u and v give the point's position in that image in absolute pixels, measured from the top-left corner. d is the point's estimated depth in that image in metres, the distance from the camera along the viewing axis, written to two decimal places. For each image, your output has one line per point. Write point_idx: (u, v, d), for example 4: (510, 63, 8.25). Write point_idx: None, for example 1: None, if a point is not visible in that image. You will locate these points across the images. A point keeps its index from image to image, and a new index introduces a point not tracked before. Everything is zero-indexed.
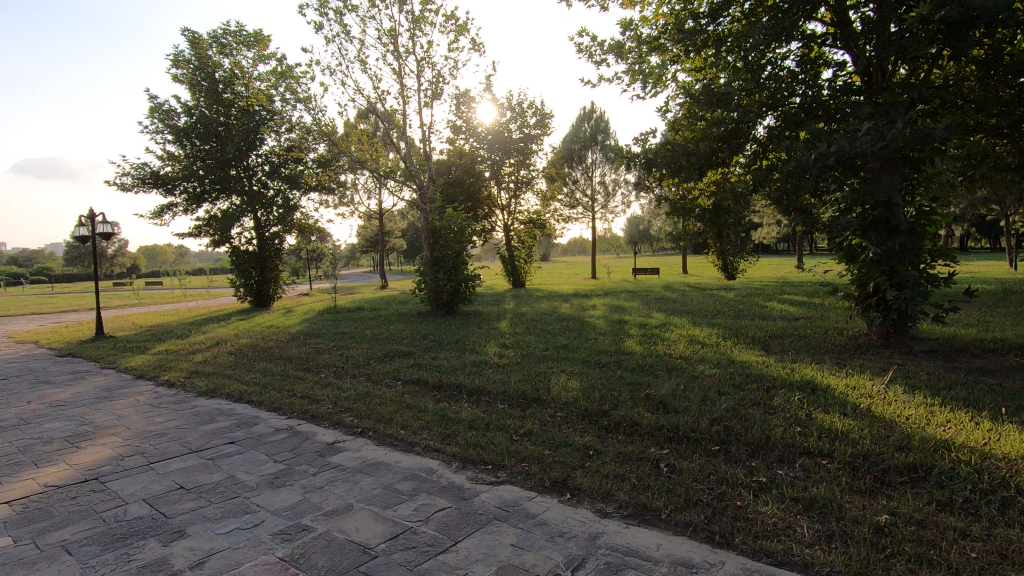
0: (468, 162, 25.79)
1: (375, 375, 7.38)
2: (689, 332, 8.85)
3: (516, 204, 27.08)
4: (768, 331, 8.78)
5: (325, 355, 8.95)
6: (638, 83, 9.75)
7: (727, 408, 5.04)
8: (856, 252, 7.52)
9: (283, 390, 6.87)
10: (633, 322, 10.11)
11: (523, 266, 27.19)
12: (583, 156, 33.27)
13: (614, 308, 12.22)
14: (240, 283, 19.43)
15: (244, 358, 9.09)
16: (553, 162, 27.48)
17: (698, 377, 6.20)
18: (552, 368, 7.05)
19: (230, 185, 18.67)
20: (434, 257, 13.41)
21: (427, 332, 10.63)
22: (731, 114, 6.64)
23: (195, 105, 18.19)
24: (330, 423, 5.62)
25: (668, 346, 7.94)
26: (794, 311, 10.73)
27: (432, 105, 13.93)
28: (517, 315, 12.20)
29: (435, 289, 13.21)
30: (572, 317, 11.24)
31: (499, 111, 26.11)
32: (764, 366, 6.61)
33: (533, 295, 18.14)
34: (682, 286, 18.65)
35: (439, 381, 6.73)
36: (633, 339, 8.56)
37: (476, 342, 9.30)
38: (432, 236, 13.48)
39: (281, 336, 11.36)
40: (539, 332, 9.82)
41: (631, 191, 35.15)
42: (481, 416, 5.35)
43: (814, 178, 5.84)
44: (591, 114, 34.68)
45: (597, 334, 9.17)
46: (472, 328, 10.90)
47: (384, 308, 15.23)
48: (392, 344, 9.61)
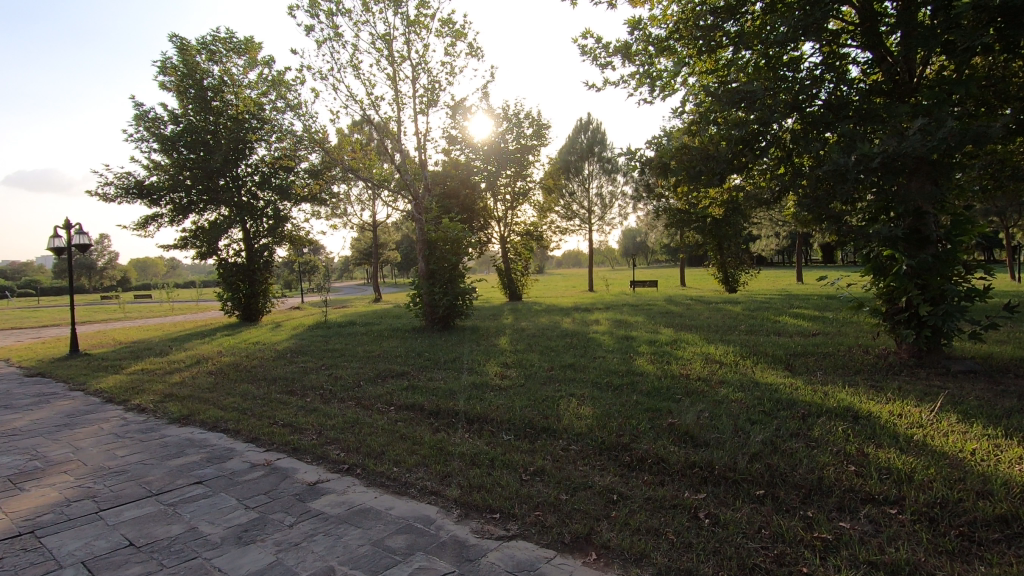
0: (464, 173, 25.32)
1: (366, 399, 6.76)
2: (704, 350, 8.28)
3: (513, 216, 26.58)
4: (787, 348, 8.22)
5: (312, 375, 8.31)
6: (646, 87, 9.29)
7: (764, 441, 4.44)
8: (886, 265, 6.99)
9: (263, 417, 6.22)
10: (641, 338, 9.54)
11: (520, 279, 26.64)
12: (580, 167, 32.91)
13: (619, 324, 11.66)
14: (227, 296, 18.74)
15: (225, 379, 8.44)
16: (550, 173, 27.07)
17: (723, 403, 5.62)
18: (559, 391, 6.46)
19: (218, 196, 18.06)
20: (430, 270, 12.83)
21: (422, 349, 10.02)
22: (755, 114, 6.12)
23: (182, 113, 17.62)
24: (313, 457, 4.98)
25: (683, 366, 7.37)
26: (810, 326, 10.19)
27: (428, 112, 13.42)
28: (517, 331, 11.62)
29: (431, 303, 12.71)
30: (575, 333, 10.67)
31: (495, 122, 25.70)
32: (793, 389, 6.03)
33: (531, 308, 17.58)
34: (684, 299, 18.13)
35: (436, 406, 6.11)
36: (644, 358, 7.98)
37: (475, 360, 8.69)
38: (428, 248, 12.91)
39: (267, 353, 10.70)
40: (541, 349, 9.23)
41: (628, 203, 34.78)
42: (484, 450, 4.74)
43: (850, 183, 5.31)
44: (587, 126, 34.40)
45: (605, 352, 8.58)
46: (470, 345, 10.30)
47: (377, 323, 14.60)
48: (385, 363, 8.99)
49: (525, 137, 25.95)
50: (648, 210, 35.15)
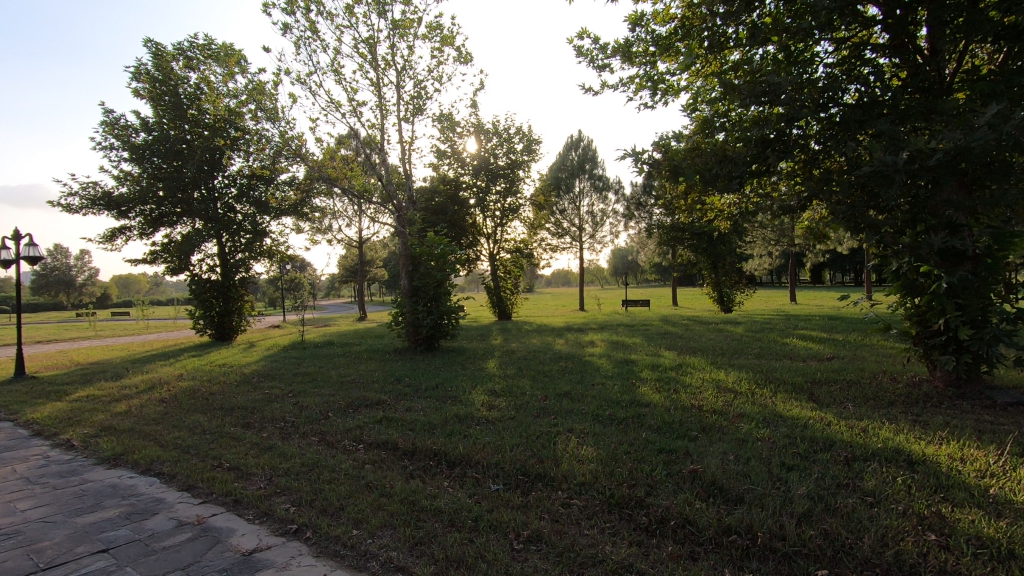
0: (452, 188, 24.64)
1: (333, 434, 5.85)
2: (714, 377, 7.47)
3: (502, 232, 25.86)
4: (804, 375, 7.45)
5: (276, 405, 7.37)
6: (646, 91, 8.63)
7: (811, 498, 3.62)
8: (918, 282, 6.25)
9: (208, 458, 5.29)
10: (642, 363, 8.73)
11: (510, 297, 25.80)
12: (571, 184, 32.41)
13: (616, 346, 10.85)
14: (200, 314, 17.66)
15: (176, 408, 7.48)
16: (541, 189, 26.47)
17: (747, 443, 4.80)
18: (556, 426, 5.61)
19: (192, 208, 17.13)
20: (414, 287, 11.97)
21: (402, 374, 9.11)
22: (780, 110, 5.39)
23: (156, 121, 16.77)
24: (257, 513, 4.07)
25: (694, 396, 6.54)
26: (822, 351, 9.44)
27: (414, 121, 12.71)
28: (507, 353, 10.76)
29: (414, 323, 11.85)
30: (570, 356, 9.83)
31: (485, 136, 25.11)
32: (825, 426, 5.22)
33: (522, 328, 16.70)
34: (681, 320, 17.33)
35: (412, 445, 5.23)
36: (648, 386, 7.16)
37: (461, 387, 7.82)
38: (411, 264, 12.06)
39: (231, 377, 9.72)
40: (533, 375, 8.37)
41: (619, 220, 34.28)
42: (467, 506, 3.86)
43: (895, 186, 4.58)
44: (578, 143, 34.04)
45: (603, 379, 7.74)
46: (456, 368, 9.43)
47: (356, 343, 13.65)
48: (360, 389, 8.09)
49: (515, 152, 25.38)
50: (639, 229, 34.67)
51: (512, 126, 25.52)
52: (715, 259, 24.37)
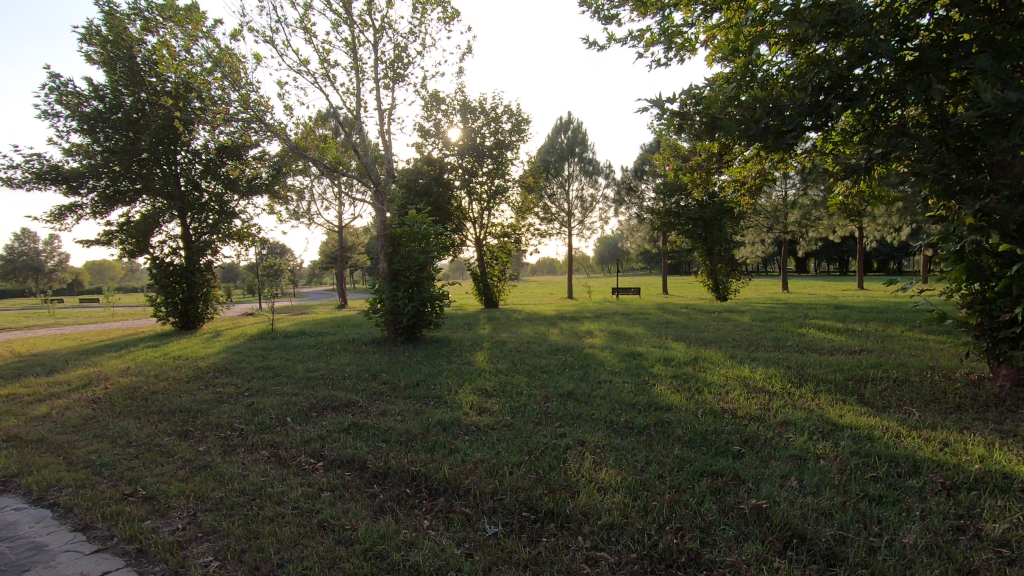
0: (437, 169, 23.41)
1: (287, 449, 4.74)
2: (739, 375, 6.47)
3: (489, 216, 24.68)
4: (840, 371, 6.50)
5: (226, 407, 6.21)
6: (659, 45, 7.54)
7: (932, 555, 2.62)
8: (989, 265, 5.28)
9: (121, 481, 4.13)
10: (651, 356, 7.74)
11: (497, 285, 24.68)
12: (560, 168, 31.32)
13: (617, 336, 9.82)
14: (161, 301, 16.26)
15: (105, 411, 6.27)
16: (530, 172, 25.34)
17: (809, 464, 3.80)
18: (563, 438, 4.56)
19: (151, 184, 15.71)
20: (393, 270, 10.80)
21: (378, 369, 7.99)
22: (851, 45, 4.26)
23: (108, 88, 15.25)
24: (166, 571, 2.95)
25: (722, 399, 5.53)
26: (847, 343, 8.52)
27: (393, 85, 11.43)
28: (497, 344, 9.69)
29: (394, 311, 10.71)
30: (568, 348, 8.79)
31: (472, 115, 23.86)
32: (895, 438, 4.24)
33: (511, 316, 15.64)
34: (679, 308, 16.39)
35: (385, 464, 4.14)
36: (664, 386, 6.14)
37: (445, 385, 6.74)
38: (391, 246, 10.90)
39: (182, 372, 8.51)
40: (529, 370, 7.31)
41: (610, 206, 33.32)
42: (457, 563, 2.79)
43: (1013, 136, 3.53)
44: (567, 125, 32.88)
45: (610, 377, 6.71)
46: (439, 362, 8.35)
47: (331, 333, 12.46)
48: (328, 388, 6.97)
49: (503, 133, 24.20)
50: (629, 215, 33.72)
51: (499, 104, 24.29)
52: (710, 246, 23.47)
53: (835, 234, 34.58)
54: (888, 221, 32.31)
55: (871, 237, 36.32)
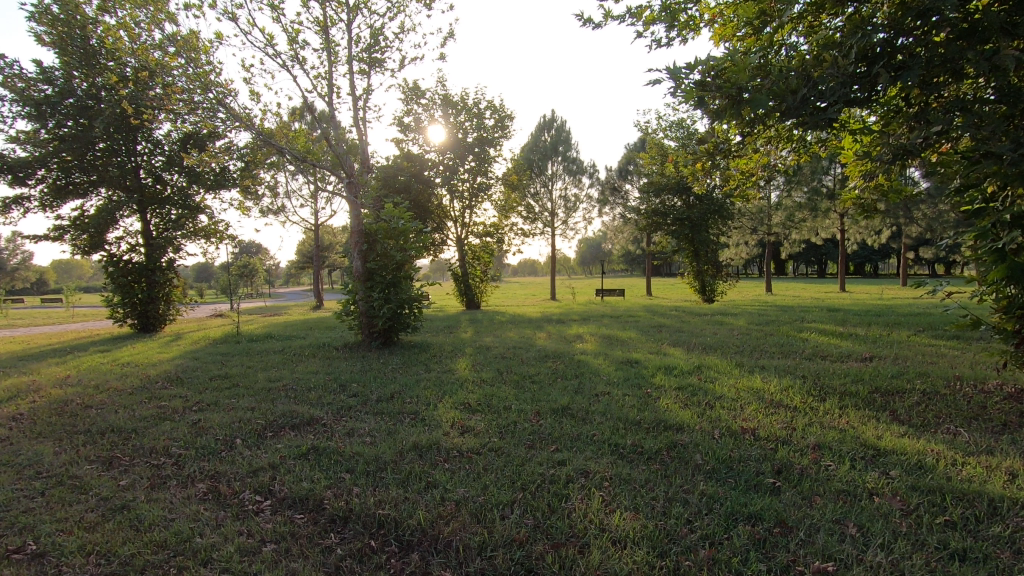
0: (417, 166, 22.55)
1: (229, 482, 3.93)
2: (750, 386, 5.83)
3: (471, 215, 23.88)
4: (859, 382, 5.90)
5: (166, 426, 5.35)
6: (660, 22, 6.88)
7: None
8: None
9: (11, 530, 3.28)
10: (649, 364, 7.08)
11: (479, 286, 23.88)
12: (544, 167, 30.69)
13: (608, 342, 9.13)
14: (118, 302, 15.11)
15: (22, 431, 5.36)
16: (513, 170, 24.65)
17: (863, 504, 3.13)
18: (563, 467, 3.84)
19: (107, 176, 14.62)
20: (368, 269, 9.97)
21: (348, 378, 7.18)
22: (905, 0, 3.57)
23: (60, 71, 14.11)
24: None
25: (739, 417, 4.85)
26: (855, 349, 7.96)
27: (369, 69, 10.56)
28: (479, 350, 8.93)
29: (368, 314, 9.89)
30: (557, 355, 8.08)
31: (454, 110, 23.07)
32: (952, 466, 3.62)
33: (494, 318, 14.89)
34: (668, 310, 15.82)
35: (346, 505, 3.37)
36: (670, 400, 5.46)
37: (423, 398, 5.98)
38: (367, 242, 10.00)
39: (126, 382, 7.57)
40: (516, 380, 6.59)
41: (594, 207, 32.80)
42: None
43: None
44: (551, 123, 32.25)
45: (607, 389, 6.02)
46: (416, 371, 7.58)
47: (299, 337, 11.56)
48: (289, 401, 6.14)
49: (485, 129, 23.49)
50: (613, 216, 33.23)
51: (482, 100, 23.56)
52: (697, 247, 23.02)
53: (816, 236, 34.59)
54: (869, 224, 32.39)
55: (853, 240, 36.48)
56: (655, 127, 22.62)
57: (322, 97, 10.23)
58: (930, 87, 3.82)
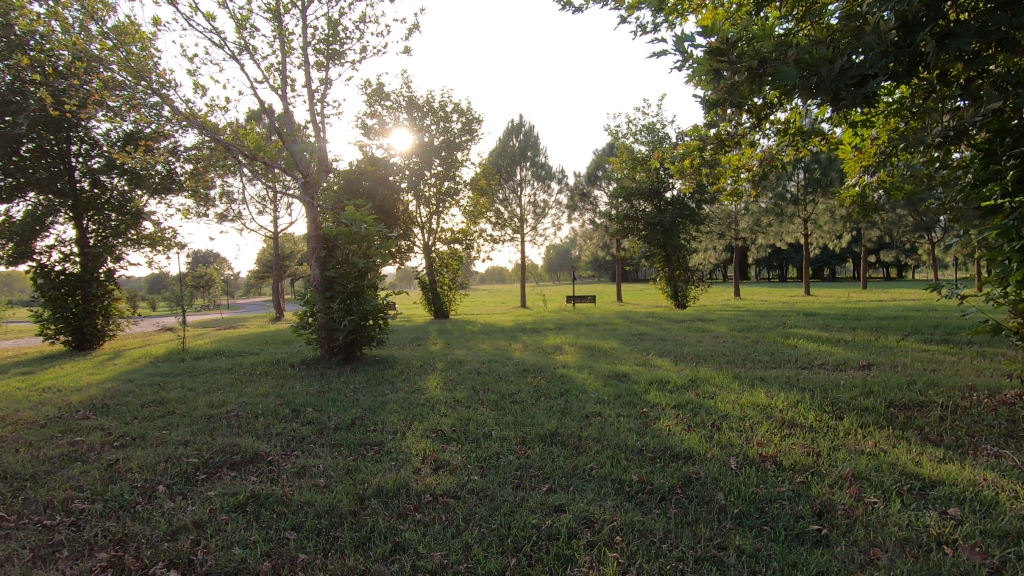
0: (381, 170, 21.63)
1: (139, 551, 3.09)
2: (755, 402, 5.27)
3: (438, 221, 23.06)
4: (870, 395, 5.41)
5: (73, 470, 4.41)
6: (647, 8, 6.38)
7: None
8: None
9: None
10: (639, 378, 6.46)
11: (447, 294, 23.03)
12: (512, 172, 30.16)
13: (591, 353, 8.48)
14: (48, 317, 13.70)
15: None
16: (481, 175, 24.00)
17: (934, 558, 2.57)
18: (562, 516, 3.15)
19: (34, 178, 13.26)
20: (327, 278, 9.08)
21: (302, 402, 6.32)
22: None
23: None
24: None
25: (754, 441, 4.27)
26: (850, 357, 7.54)
27: (327, 60, 9.62)
28: (451, 364, 8.16)
29: (328, 327, 9.00)
30: (537, 369, 7.40)
31: (420, 113, 22.31)
32: (1016, 500, 3.09)
33: (464, 329, 14.12)
34: (643, 317, 15.34)
35: None
36: (670, 422, 4.83)
37: (389, 425, 5.20)
38: (325, 249, 9.18)
39: (40, 412, 6.51)
40: (494, 400, 5.87)
41: (563, 212, 32.42)
42: None
43: None
44: (519, 128, 31.77)
45: (598, 409, 5.36)
46: (381, 391, 6.78)
47: (252, 353, 10.52)
48: (231, 433, 5.26)
49: (452, 133, 22.79)
50: (583, 222, 32.87)
51: (449, 103, 22.86)
52: (669, 252, 22.75)
53: (781, 241, 35.03)
54: (831, 228, 32.97)
55: (816, 245, 37.18)
56: (624, 132, 22.35)
57: (274, 90, 9.32)
58: (976, 61, 3.31)
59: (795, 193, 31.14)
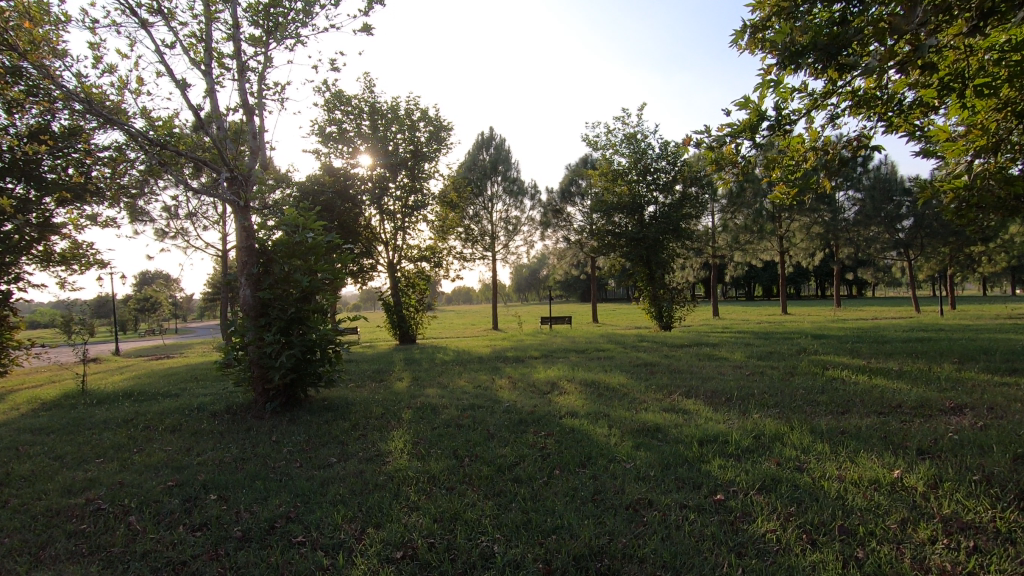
0: (340, 181, 19.69)
1: None
2: (873, 479, 3.62)
3: (403, 238, 21.11)
4: (1023, 461, 3.82)
5: None
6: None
7: None
8: None
9: None
10: (683, 436, 4.74)
11: (414, 316, 21.02)
12: (482, 187, 28.55)
13: (599, 395, 6.73)
14: None
15: None
16: (450, 187, 22.26)
17: None
18: None
19: None
20: (263, 300, 7.08)
21: (205, 483, 4.34)
22: None
23: None
24: None
25: (934, 570, 2.60)
26: (927, 396, 6.02)
27: (266, 32, 7.65)
28: (422, 411, 6.28)
29: (261, 364, 6.92)
30: (537, 421, 5.60)
31: (385, 120, 20.50)
32: None
33: (435, 359, 12.13)
34: (637, 342, 13.69)
35: None
36: (771, 522, 3.11)
37: (329, 533, 3.33)
38: (261, 264, 7.19)
39: None
40: (487, 479, 4.03)
41: (536, 229, 30.88)
42: None
43: None
44: (490, 142, 30.21)
45: (646, 495, 3.60)
46: (325, 459, 4.85)
47: (166, 397, 8.34)
48: (70, 554, 3.29)
49: (419, 142, 21.07)
50: (556, 240, 31.36)
51: (415, 110, 21.15)
52: (652, 270, 21.37)
53: (757, 259, 34.35)
54: (806, 245, 32.45)
55: (790, 262, 36.72)
56: (604, 143, 21.00)
57: (194, 64, 7.33)
58: None
59: (772, 210, 30.55)
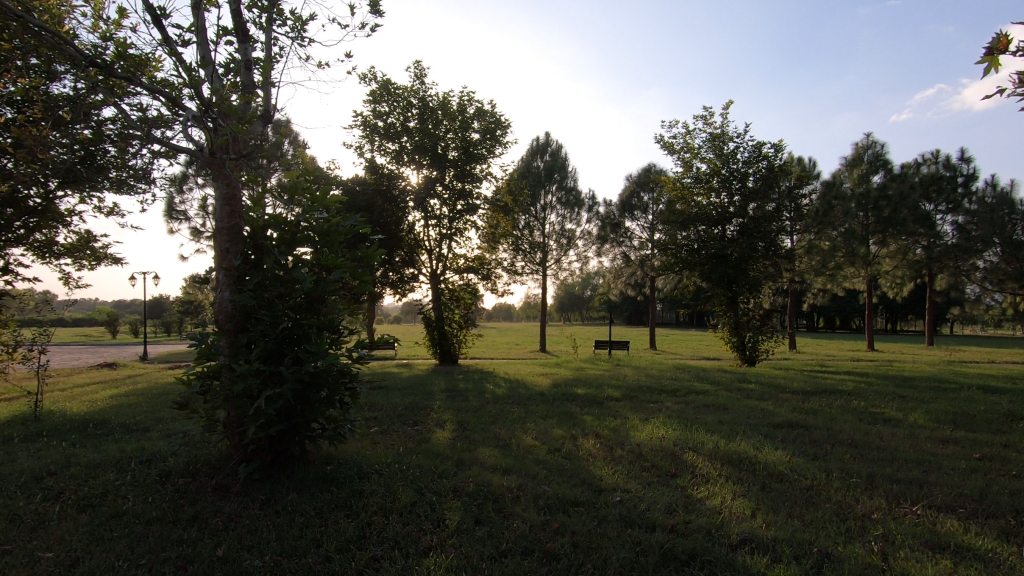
0: (384, 181, 17.66)
1: None
2: None
3: (449, 246, 18.84)
4: None
5: None
6: None
7: None
8: None
9: None
10: None
11: (457, 334, 18.66)
12: (536, 196, 26.19)
13: (770, 494, 3.99)
14: None
15: None
16: (504, 192, 19.91)
17: None
18: None
19: None
20: (247, 309, 4.69)
21: None
22: None
23: None
24: None
25: None
26: None
27: None
28: (479, 506, 3.73)
29: (235, 404, 4.52)
30: (699, 562, 2.95)
31: (436, 116, 18.32)
32: None
33: (486, 391, 9.55)
34: (738, 383, 10.75)
35: None
36: None
37: None
38: (248, 256, 4.82)
39: None
40: None
41: (591, 244, 28.17)
42: None
43: None
44: (546, 147, 27.83)
45: None
46: None
47: (125, 435, 6.07)
48: None
49: (472, 143, 18.86)
50: (613, 256, 28.56)
51: (469, 105, 18.98)
52: (734, 293, 18.35)
53: (839, 286, 30.59)
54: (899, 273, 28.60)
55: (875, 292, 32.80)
56: (681, 146, 18.27)
57: None
58: None
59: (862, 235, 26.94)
